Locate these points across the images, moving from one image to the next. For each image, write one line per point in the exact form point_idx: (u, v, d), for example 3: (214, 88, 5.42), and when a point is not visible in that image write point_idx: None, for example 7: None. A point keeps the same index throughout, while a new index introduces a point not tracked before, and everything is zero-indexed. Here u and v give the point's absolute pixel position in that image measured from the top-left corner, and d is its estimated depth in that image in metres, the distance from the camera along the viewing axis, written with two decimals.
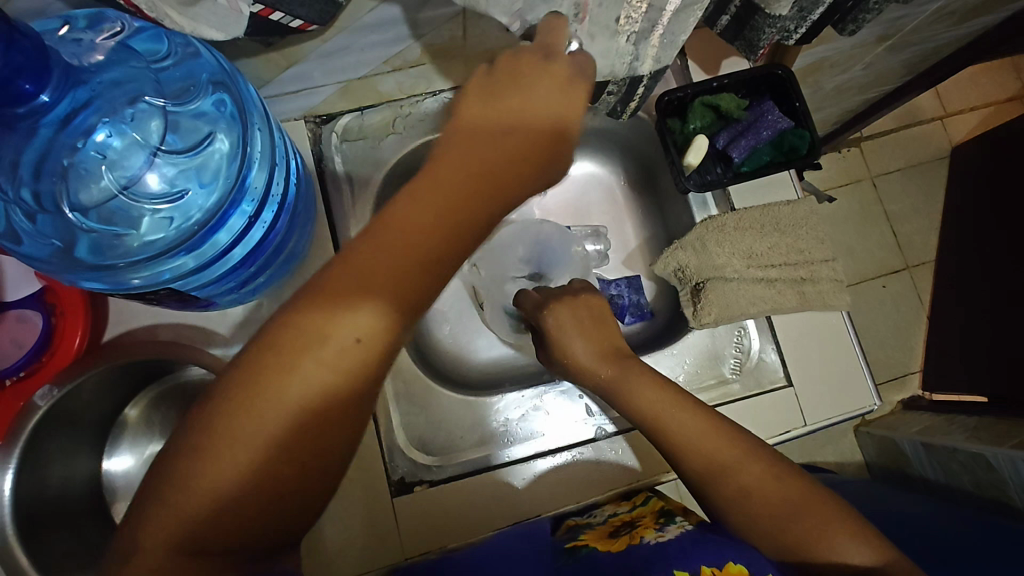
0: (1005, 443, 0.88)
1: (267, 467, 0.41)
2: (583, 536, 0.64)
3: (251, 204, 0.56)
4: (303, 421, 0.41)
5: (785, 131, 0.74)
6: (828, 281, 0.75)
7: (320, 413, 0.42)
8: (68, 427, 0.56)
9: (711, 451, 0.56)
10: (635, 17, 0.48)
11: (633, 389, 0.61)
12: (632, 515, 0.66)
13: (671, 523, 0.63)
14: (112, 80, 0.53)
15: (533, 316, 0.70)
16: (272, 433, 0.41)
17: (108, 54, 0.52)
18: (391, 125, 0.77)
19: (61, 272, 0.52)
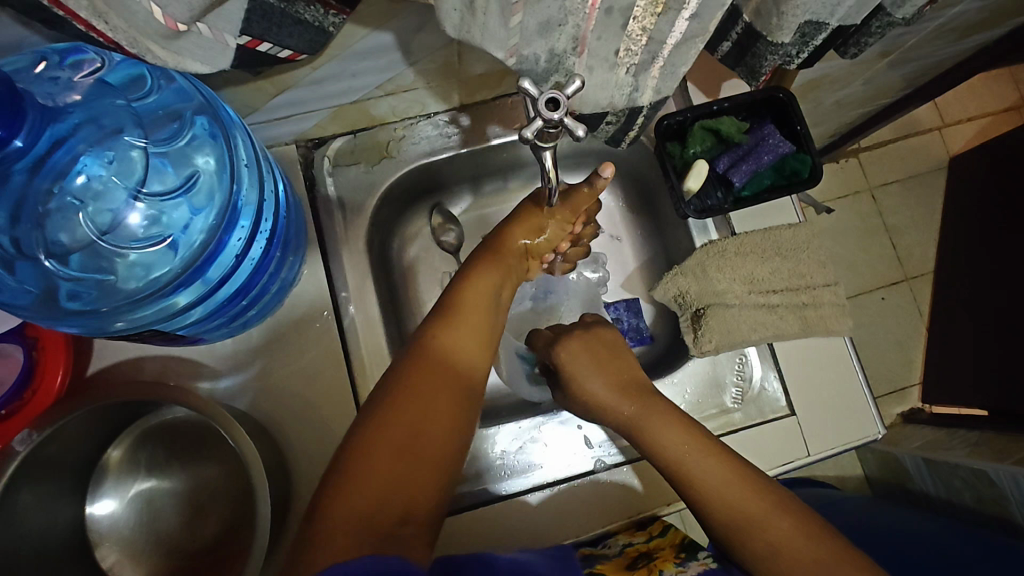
0: (1006, 460, 0.87)
1: (385, 494, 0.45)
2: (600, 564, 0.62)
3: (240, 239, 0.55)
4: (403, 439, 0.48)
5: (786, 156, 0.72)
6: (830, 306, 0.74)
7: (418, 430, 0.49)
8: (49, 471, 0.54)
9: (734, 501, 0.54)
10: (635, 49, 0.47)
11: (657, 427, 0.60)
12: (649, 547, 0.65)
13: (693, 560, 0.62)
14: (88, 118, 0.50)
15: (545, 352, 0.71)
16: (382, 461, 0.46)
17: (85, 92, 0.50)
18: (385, 149, 0.74)
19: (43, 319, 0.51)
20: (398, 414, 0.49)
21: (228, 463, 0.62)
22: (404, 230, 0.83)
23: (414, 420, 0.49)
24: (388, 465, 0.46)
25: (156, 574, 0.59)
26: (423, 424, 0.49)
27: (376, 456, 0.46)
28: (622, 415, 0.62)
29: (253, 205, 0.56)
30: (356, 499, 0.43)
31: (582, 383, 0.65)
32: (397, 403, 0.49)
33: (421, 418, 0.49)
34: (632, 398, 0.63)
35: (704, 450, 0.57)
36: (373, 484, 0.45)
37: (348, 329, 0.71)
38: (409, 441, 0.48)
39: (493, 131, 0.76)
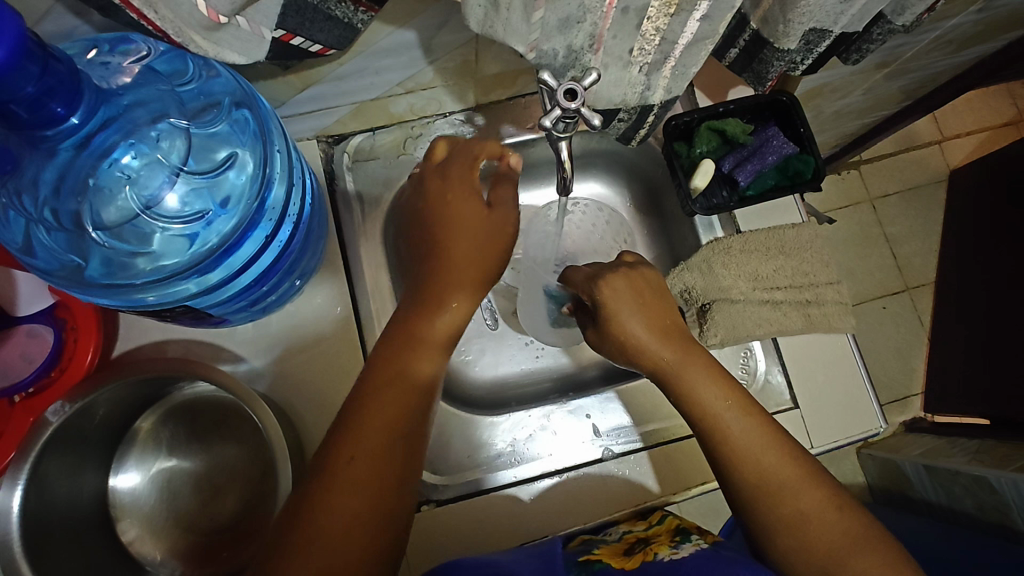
0: (1008, 466, 0.88)
1: (357, 502, 0.50)
2: (597, 550, 0.62)
3: (270, 222, 0.57)
4: (373, 452, 0.52)
5: (790, 157, 0.75)
6: (833, 304, 0.76)
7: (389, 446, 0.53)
8: (78, 442, 0.56)
9: (771, 469, 0.57)
10: (648, 49, 0.50)
11: (696, 384, 0.60)
12: (647, 533, 0.65)
13: (686, 542, 0.61)
14: (138, 101, 0.53)
15: (586, 287, 0.66)
16: (353, 471, 0.51)
17: (135, 77, 0.53)
18: (403, 146, 0.77)
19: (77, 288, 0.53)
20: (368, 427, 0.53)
21: (248, 444, 0.64)
22: None
23: (383, 434, 0.53)
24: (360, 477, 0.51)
25: (174, 549, 0.61)
26: (390, 439, 0.53)
27: (350, 463, 0.51)
28: (664, 358, 0.62)
29: (283, 192, 0.58)
30: (329, 507, 0.49)
31: (622, 324, 0.62)
32: (366, 416, 0.53)
33: (389, 433, 0.53)
34: (673, 342, 0.62)
35: (731, 401, 0.60)
36: (348, 490, 0.50)
37: (364, 318, 0.73)
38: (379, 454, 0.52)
39: (506, 130, 0.78)
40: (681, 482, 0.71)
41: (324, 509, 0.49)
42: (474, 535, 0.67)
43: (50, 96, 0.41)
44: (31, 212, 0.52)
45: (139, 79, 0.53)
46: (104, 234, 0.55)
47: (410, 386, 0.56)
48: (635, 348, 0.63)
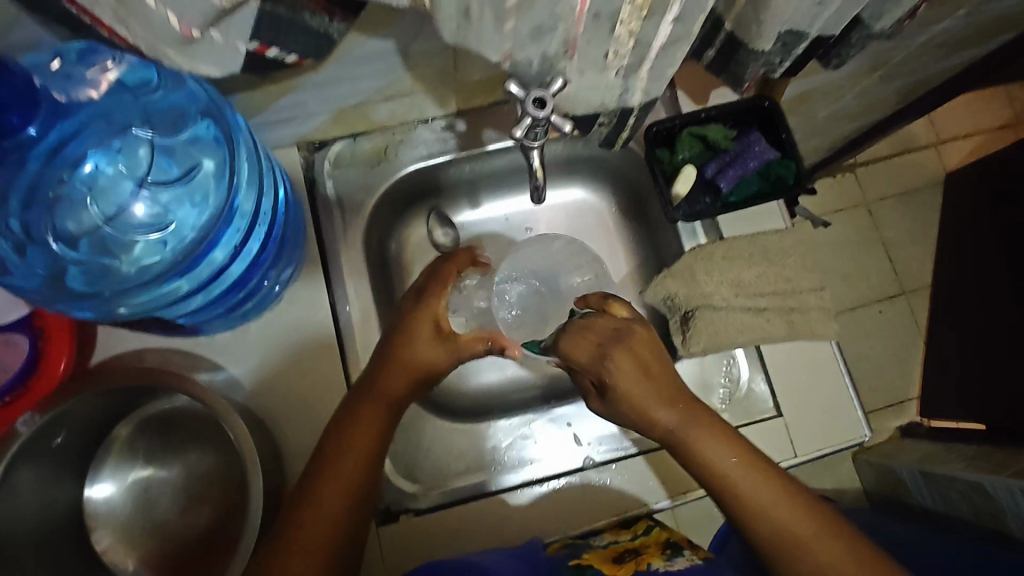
0: (1002, 472, 0.86)
1: (333, 524, 0.54)
2: (586, 556, 0.63)
3: (238, 231, 0.57)
4: (347, 477, 0.56)
5: (772, 162, 0.74)
6: (816, 310, 0.75)
7: (365, 464, 0.57)
8: (50, 452, 0.56)
9: (788, 524, 0.55)
10: (622, 52, 0.49)
11: (701, 442, 0.59)
12: (634, 543, 0.64)
13: (679, 555, 0.61)
14: (99, 113, 0.55)
15: (591, 367, 0.62)
16: (329, 492, 0.55)
17: (101, 88, 0.54)
18: (383, 152, 0.77)
19: (50, 299, 0.53)
20: (348, 450, 0.57)
21: (225, 452, 0.64)
22: (402, 233, 0.85)
23: (359, 454, 0.57)
24: (338, 497, 0.55)
25: (148, 559, 0.61)
26: (365, 461, 0.57)
27: (317, 500, 0.54)
28: (665, 421, 0.60)
29: (252, 199, 0.57)
30: (303, 524, 0.53)
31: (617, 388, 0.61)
32: (348, 441, 0.58)
33: (363, 455, 0.57)
34: (661, 395, 0.61)
35: (726, 446, 0.59)
36: (323, 517, 0.53)
37: (344, 327, 0.73)
38: (357, 475, 0.56)
39: (489, 136, 0.78)
40: (663, 490, 0.70)
41: (299, 535, 0.52)
42: (452, 545, 0.67)
43: (4, 108, 0.42)
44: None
45: (108, 92, 0.54)
46: (71, 245, 0.56)
47: (383, 403, 0.61)
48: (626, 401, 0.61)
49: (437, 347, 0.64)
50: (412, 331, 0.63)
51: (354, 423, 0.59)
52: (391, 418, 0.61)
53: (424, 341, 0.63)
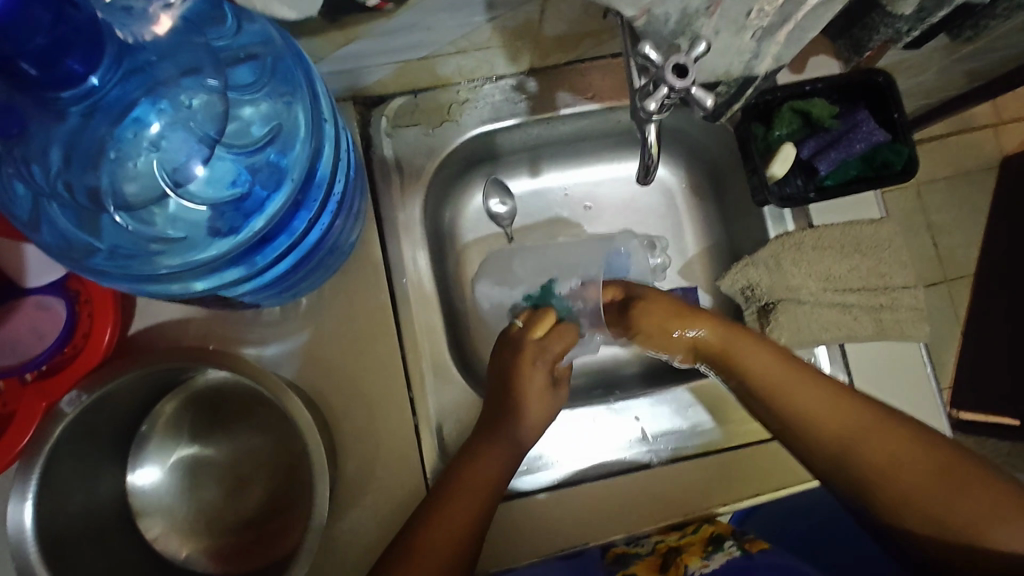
0: None
1: (449, 544, 0.54)
2: (634, 567, 0.59)
3: (315, 206, 0.51)
4: (467, 500, 0.57)
5: (880, 146, 0.67)
6: (909, 309, 0.69)
7: (485, 496, 0.58)
8: (92, 434, 0.52)
9: (876, 424, 0.55)
10: (769, 11, 0.42)
11: (752, 369, 0.60)
12: (679, 542, 0.62)
13: (719, 552, 0.59)
14: (164, 55, 0.47)
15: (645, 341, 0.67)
16: (449, 517, 0.55)
17: (162, 24, 0.47)
18: (447, 112, 0.69)
19: (86, 268, 0.49)
20: (468, 482, 0.58)
21: (277, 434, 0.60)
22: (457, 201, 0.79)
23: (483, 489, 0.58)
24: (456, 525, 0.55)
25: (199, 544, 0.58)
26: (484, 496, 0.58)
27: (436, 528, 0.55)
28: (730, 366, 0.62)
29: (329, 168, 0.52)
30: (432, 539, 0.54)
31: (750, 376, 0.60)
32: (474, 472, 0.59)
33: (486, 489, 0.58)
34: (797, 385, 0.58)
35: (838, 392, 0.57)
36: (446, 539, 0.55)
37: (400, 302, 0.67)
38: (475, 506, 0.57)
39: (562, 98, 0.70)
40: (731, 492, 0.66)
41: (420, 551, 0.53)
42: (508, 539, 0.64)
43: (68, 48, 0.37)
44: (40, 185, 0.47)
45: (170, 30, 0.47)
46: (127, 215, 0.50)
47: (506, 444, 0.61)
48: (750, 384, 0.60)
49: (551, 394, 0.64)
50: (529, 376, 0.63)
51: (479, 454, 0.60)
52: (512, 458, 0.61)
53: (544, 393, 0.63)
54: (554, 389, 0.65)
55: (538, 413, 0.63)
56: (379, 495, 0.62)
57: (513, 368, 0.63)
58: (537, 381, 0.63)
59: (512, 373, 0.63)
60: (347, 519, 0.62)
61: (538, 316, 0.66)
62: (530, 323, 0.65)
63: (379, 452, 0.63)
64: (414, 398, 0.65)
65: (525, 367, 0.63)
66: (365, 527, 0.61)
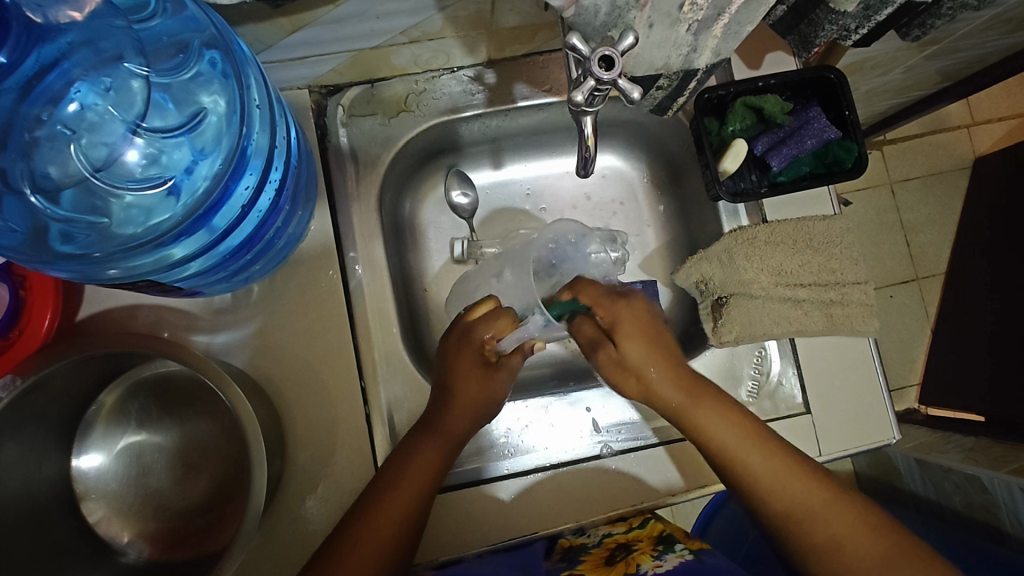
0: (1002, 467, 0.84)
1: (384, 548, 0.55)
2: (580, 564, 0.61)
3: (247, 190, 0.52)
4: (400, 501, 0.57)
5: (830, 142, 0.67)
6: (858, 305, 0.70)
7: (416, 496, 0.58)
8: (33, 420, 0.52)
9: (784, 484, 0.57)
10: (701, 5, 0.42)
11: (701, 421, 0.60)
12: (627, 537, 0.64)
13: (669, 552, 0.60)
14: (85, 40, 0.49)
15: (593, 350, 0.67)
16: (380, 521, 0.56)
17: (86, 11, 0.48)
18: (403, 102, 0.70)
19: (28, 258, 0.48)
20: (404, 483, 0.58)
21: (222, 418, 0.60)
22: (419, 192, 0.79)
23: (415, 487, 0.58)
24: (387, 527, 0.56)
25: (143, 530, 0.58)
26: (423, 490, 0.59)
27: (371, 525, 0.55)
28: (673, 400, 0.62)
29: (263, 149, 0.52)
30: (358, 545, 0.55)
31: (702, 429, 0.60)
32: (406, 479, 0.58)
33: (418, 488, 0.58)
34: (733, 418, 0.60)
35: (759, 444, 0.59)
36: (381, 542, 0.55)
37: (354, 291, 0.67)
38: (407, 504, 0.57)
39: (519, 90, 0.71)
40: (681, 482, 0.67)
41: (354, 547, 0.54)
42: (456, 526, 0.64)
43: None
44: None
45: (91, 14, 0.49)
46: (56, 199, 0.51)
47: (443, 437, 0.62)
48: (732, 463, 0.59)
49: (487, 375, 0.65)
50: (459, 362, 0.65)
51: (413, 452, 0.60)
52: (449, 447, 0.62)
53: (472, 372, 0.64)
54: (489, 370, 0.65)
55: (467, 393, 0.64)
56: (330, 480, 0.62)
57: (453, 356, 0.65)
58: (468, 363, 0.65)
59: (444, 360, 0.66)
60: (299, 497, 0.62)
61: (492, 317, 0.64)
62: (468, 309, 0.67)
63: (330, 440, 0.63)
64: (366, 387, 0.65)
65: (457, 351, 0.65)
66: (315, 509, 0.62)
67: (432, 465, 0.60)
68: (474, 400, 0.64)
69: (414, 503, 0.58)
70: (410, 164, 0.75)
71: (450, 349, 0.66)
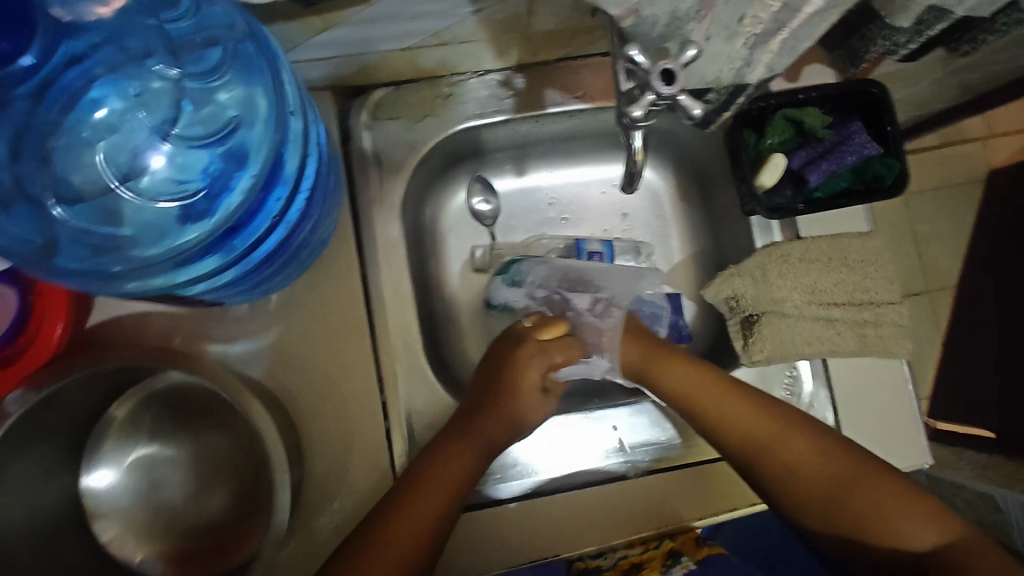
0: (1018, 486, 0.84)
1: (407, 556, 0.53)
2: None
3: (278, 200, 0.49)
4: (411, 521, 0.54)
5: (871, 158, 0.65)
6: (893, 326, 0.68)
7: (444, 503, 0.56)
8: (44, 435, 0.50)
9: (797, 459, 0.57)
10: (763, 18, 0.40)
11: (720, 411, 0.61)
12: (640, 557, 0.62)
13: (675, 565, 0.60)
14: (109, 38, 0.48)
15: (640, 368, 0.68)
16: (405, 522, 0.54)
17: (114, 12, 0.47)
18: (430, 106, 0.67)
19: (42, 270, 0.46)
20: (426, 490, 0.56)
21: (239, 432, 0.58)
22: (440, 196, 0.76)
23: (443, 494, 0.56)
24: (411, 534, 0.53)
25: (155, 550, 0.55)
26: (448, 498, 0.56)
27: (396, 530, 0.53)
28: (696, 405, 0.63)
29: (296, 156, 0.49)
30: (384, 545, 0.52)
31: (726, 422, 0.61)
32: (432, 480, 0.57)
33: (446, 496, 0.56)
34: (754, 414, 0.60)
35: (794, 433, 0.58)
36: (403, 545, 0.53)
37: (375, 300, 0.65)
38: (423, 521, 0.54)
39: (551, 96, 0.68)
40: (709, 505, 0.64)
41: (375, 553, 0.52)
42: (476, 547, 0.62)
43: None
44: None
45: (120, 10, 0.47)
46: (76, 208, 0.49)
47: (481, 442, 0.61)
48: (829, 481, 0.56)
49: (537, 400, 0.66)
50: (519, 380, 0.65)
51: (443, 458, 0.59)
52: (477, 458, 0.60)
53: (526, 389, 0.65)
54: (544, 396, 0.67)
55: (517, 403, 0.64)
56: (349, 497, 0.60)
57: (512, 367, 0.66)
58: (528, 380, 0.65)
59: (497, 365, 0.66)
60: (314, 512, 0.60)
61: (548, 322, 0.70)
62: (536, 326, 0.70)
63: (348, 457, 0.61)
64: (387, 401, 0.63)
65: (513, 363, 0.66)
66: (332, 527, 0.59)
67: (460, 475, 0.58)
68: (519, 411, 0.64)
69: (441, 512, 0.56)
70: (432, 168, 0.72)
71: (507, 356, 0.67)
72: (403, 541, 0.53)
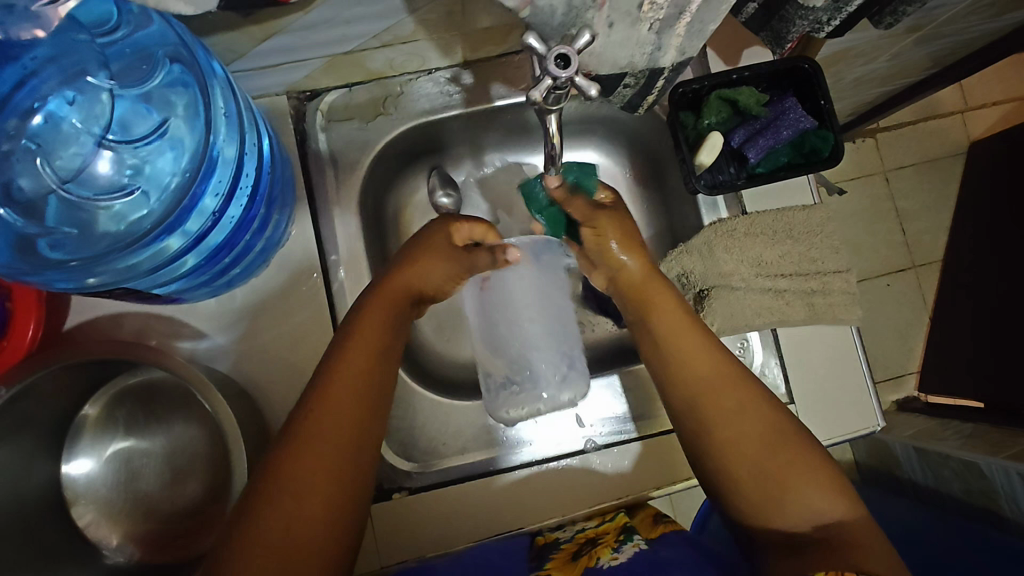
0: (1001, 453, 0.82)
1: (308, 495, 0.47)
2: (547, 561, 0.61)
3: (217, 197, 0.53)
4: (330, 449, 0.49)
5: (807, 132, 0.68)
6: (840, 294, 0.69)
7: (345, 421, 0.51)
8: (22, 429, 0.53)
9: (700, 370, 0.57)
10: (660, 3, 0.43)
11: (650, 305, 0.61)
12: (597, 530, 0.64)
13: (628, 542, 0.60)
14: (50, 57, 0.51)
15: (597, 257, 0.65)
16: (309, 453, 0.48)
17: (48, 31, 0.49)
18: (381, 105, 0.70)
19: (24, 271, 0.49)
20: (327, 411, 0.50)
21: (205, 422, 0.61)
22: (403, 193, 0.79)
23: (347, 411, 0.51)
24: (312, 468, 0.48)
25: (130, 535, 0.59)
26: (352, 416, 0.51)
27: (297, 464, 0.48)
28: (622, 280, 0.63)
29: (231, 157, 0.54)
30: (285, 477, 0.47)
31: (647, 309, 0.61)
32: (331, 396, 0.51)
33: (348, 414, 0.51)
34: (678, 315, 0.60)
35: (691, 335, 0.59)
36: (308, 474, 0.48)
37: (336, 294, 0.68)
38: (323, 457, 0.49)
39: (496, 90, 0.71)
40: (664, 475, 0.67)
41: (273, 492, 0.47)
42: (450, 520, 0.65)
43: None
44: None
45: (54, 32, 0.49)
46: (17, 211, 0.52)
47: (377, 347, 0.55)
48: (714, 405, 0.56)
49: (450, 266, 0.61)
50: (429, 250, 0.60)
51: (337, 370, 0.52)
52: (377, 371, 0.54)
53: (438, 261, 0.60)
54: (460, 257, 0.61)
55: (424, 276, 0.60)
56: None
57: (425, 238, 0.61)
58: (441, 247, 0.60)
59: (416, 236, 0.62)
60: None
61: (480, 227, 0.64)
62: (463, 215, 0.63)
63: None
64: None
65: (432, 233, 0.61)
66: None
67: (359, 390, 0.52)
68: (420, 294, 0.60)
69: (344, 434, 0.50)
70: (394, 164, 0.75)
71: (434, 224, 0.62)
72: (306, 474, 0.48)
